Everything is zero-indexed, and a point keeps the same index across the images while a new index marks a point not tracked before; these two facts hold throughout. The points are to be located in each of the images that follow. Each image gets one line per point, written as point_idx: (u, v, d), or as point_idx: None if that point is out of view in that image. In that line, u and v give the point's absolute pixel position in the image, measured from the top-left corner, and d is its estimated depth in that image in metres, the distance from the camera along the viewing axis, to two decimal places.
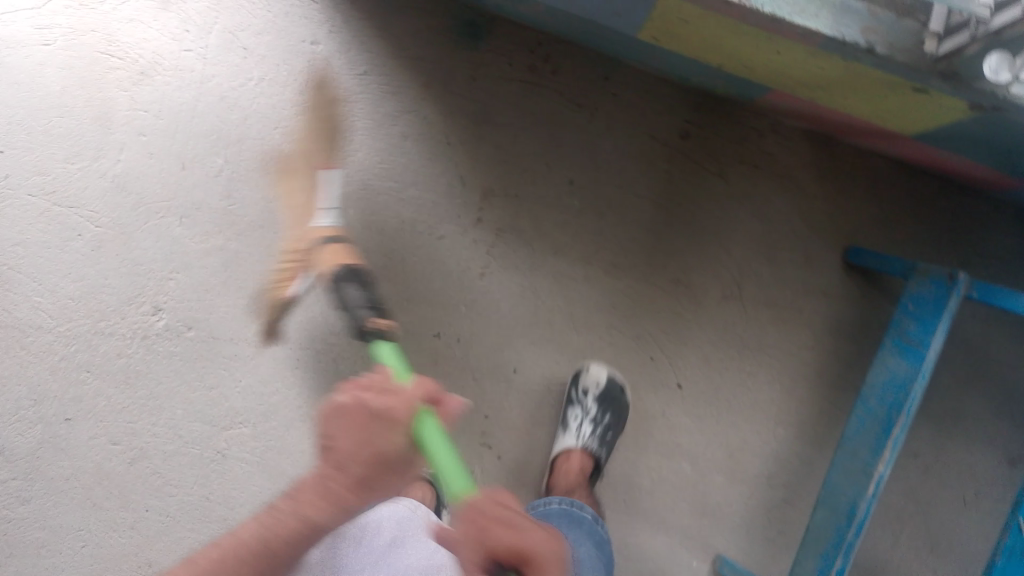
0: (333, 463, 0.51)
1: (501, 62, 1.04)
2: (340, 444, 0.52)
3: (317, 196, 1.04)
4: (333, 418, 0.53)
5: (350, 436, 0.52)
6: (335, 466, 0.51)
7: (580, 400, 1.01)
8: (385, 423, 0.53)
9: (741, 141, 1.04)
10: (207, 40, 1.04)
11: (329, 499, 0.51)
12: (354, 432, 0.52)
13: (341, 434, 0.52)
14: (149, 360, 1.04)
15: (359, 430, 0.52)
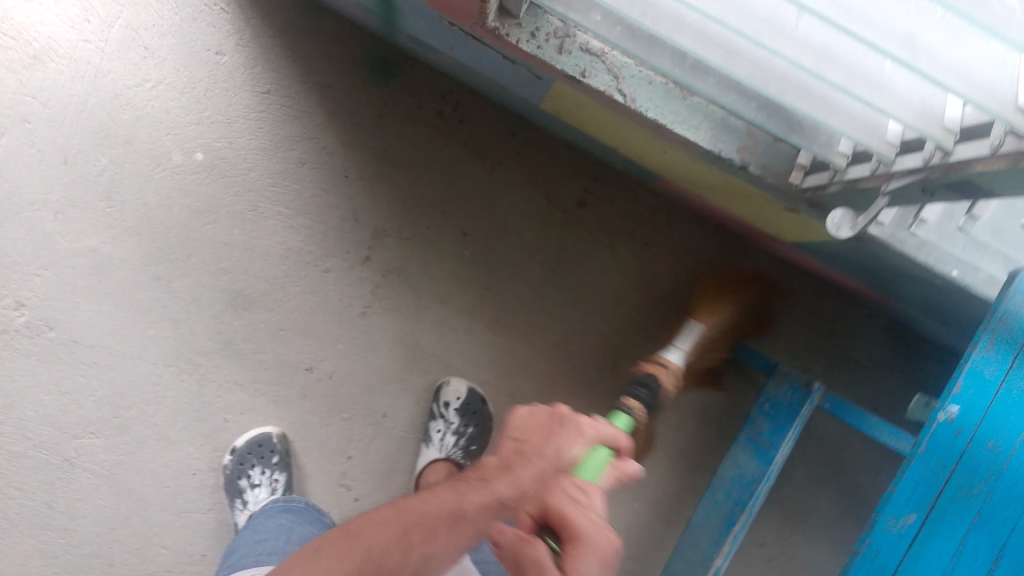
0: (518, 451, 0.59)
1: (410, 102, 1.03)
2: (527, 439, 0.60)
3: (201, 211, 1.00)
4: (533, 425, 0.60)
5: (541, 434, 0.59)
6: (518, 453, 0.59)
7: (444, 414, 1.03)
8: (573, 434, 0.58)
9: (636, 216, 1.06)
10: (108, 33, 0.98)
11: (517, 478, 0.56)
12: (539, 430, 0.60)
13: (533, 428, 0.60)
14: (5, 356, 0.99)
15: (547, 428, 0.60)
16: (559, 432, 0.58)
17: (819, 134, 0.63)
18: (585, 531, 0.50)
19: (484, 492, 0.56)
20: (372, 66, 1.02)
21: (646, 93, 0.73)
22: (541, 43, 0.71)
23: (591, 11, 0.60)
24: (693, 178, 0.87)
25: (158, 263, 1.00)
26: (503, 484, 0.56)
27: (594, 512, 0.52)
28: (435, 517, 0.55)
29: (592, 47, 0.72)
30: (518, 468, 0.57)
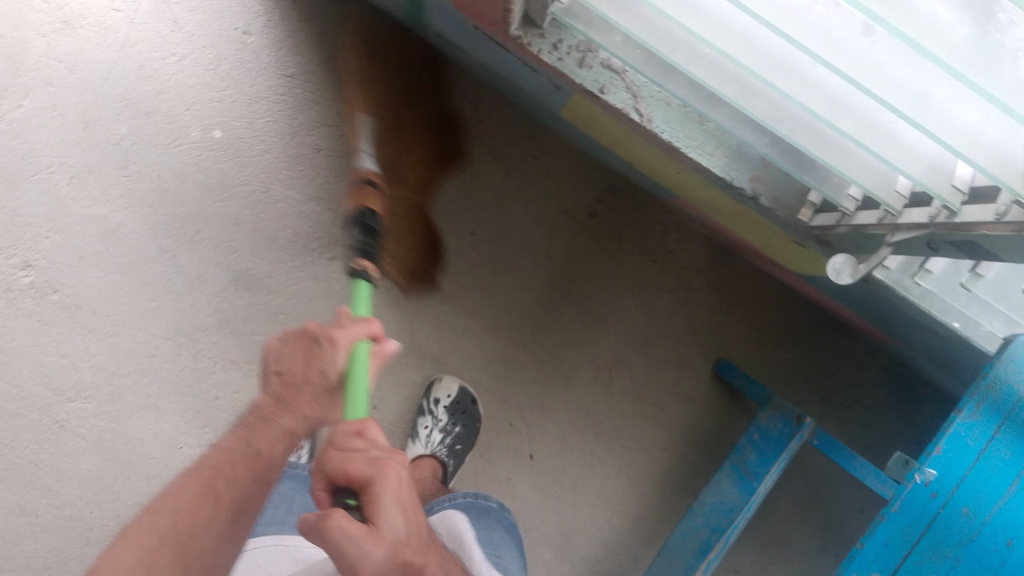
0: (285, 386, 0.63)
1: (431, 98, 1.03)
2: (290, 367, 0.63)
3: (214, 188, 1.01)
4: (291, 347, 0.63)
5: (299, 362, 0.63)
6: (286, 385, 0.63)
7: (432, 410, 1.02)
8: (321, 347, 0.61)
9: (644, 232, 1.06)
10: (139, 5, 0.99)
11: (295, 410, 0.62)
12: (298, 356, 0.63)
13: (291, 356, 0.63)
14: (7, 314, 1.00)
15: (307, 353, 0.62)
16: (316, 353, 0.61)
17: (831, 176, 0.63)
18: (372, 477, 0.48)
19: (273, 431, 0.62)
20: None
21: (661, 114, 0.73)
22: (561, 55, 0.72)
23: (611, 32, 0.61)
24: (705, 200, 0.86)
25: (165, 236, 1.00)
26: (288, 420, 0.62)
27: (374, 452, 0.49)
28: (234, 470, 0.60)
29: (612, 64, 0.72)
30: (290, 404, 0.62)
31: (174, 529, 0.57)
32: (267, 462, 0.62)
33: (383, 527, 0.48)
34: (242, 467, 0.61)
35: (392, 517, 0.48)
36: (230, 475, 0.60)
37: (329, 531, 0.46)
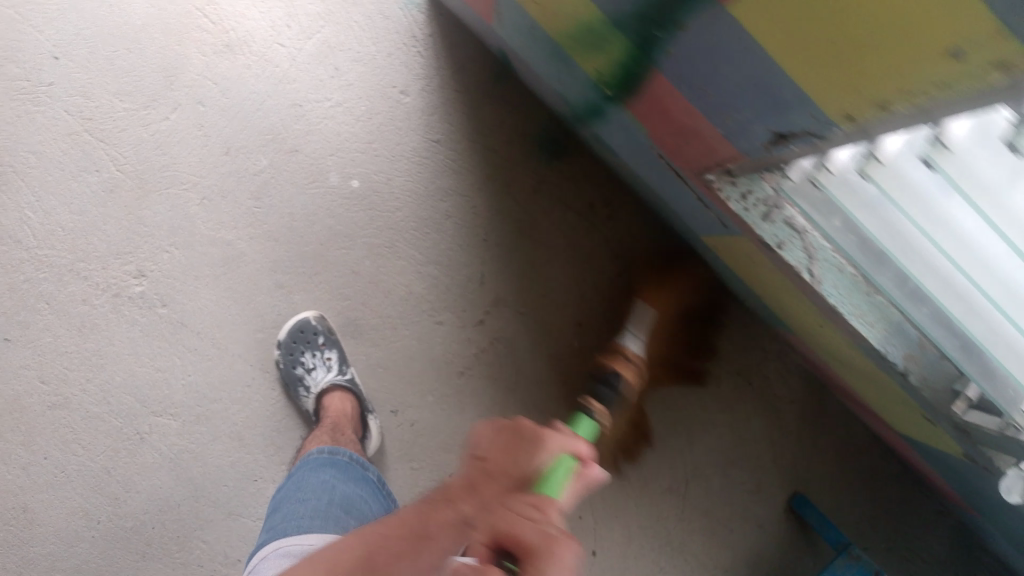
0: (473, 473, 0.53)
1: (567, 187, 1.03)
2: (485, 455, 0.54)
3: (340, 235, 1.01)
4: (494, 436, 0.55)
5: (495, 450, 0.54)
6: (478, 479, 0.53)
7: None
8: (532, 445, 0.53)
9: (746, 354, 1.06)
10: (304, 44, 0.99)
11: (481, 501, 0.51)
12: (506, 451, 0.54)
13: (488, 446, 0.54)
14: (111, 320, 0.99)
15: (511, 449, 0.54)
16: (520, 450, 0.53)
17: (1006, 388, 0.62)
18: (540, 549, 0.44)
19: (435, 520, 0.52)
20: (540, 145, 1.02)
21: (832, 278, 0.72)
22: (748, 205, 0.71)
23: (833, 216, 0.61)
24: (840, 354, 0.85)
25: (285, 272, 1.00)
26: (465, 510, 0.51)
27: (548, 533, 0.45)
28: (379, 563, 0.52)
29: (795, 222, 0.70)
30: (467, 495, 0.52)
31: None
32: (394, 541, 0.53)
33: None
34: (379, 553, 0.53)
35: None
36: (371, 551, 0.53)
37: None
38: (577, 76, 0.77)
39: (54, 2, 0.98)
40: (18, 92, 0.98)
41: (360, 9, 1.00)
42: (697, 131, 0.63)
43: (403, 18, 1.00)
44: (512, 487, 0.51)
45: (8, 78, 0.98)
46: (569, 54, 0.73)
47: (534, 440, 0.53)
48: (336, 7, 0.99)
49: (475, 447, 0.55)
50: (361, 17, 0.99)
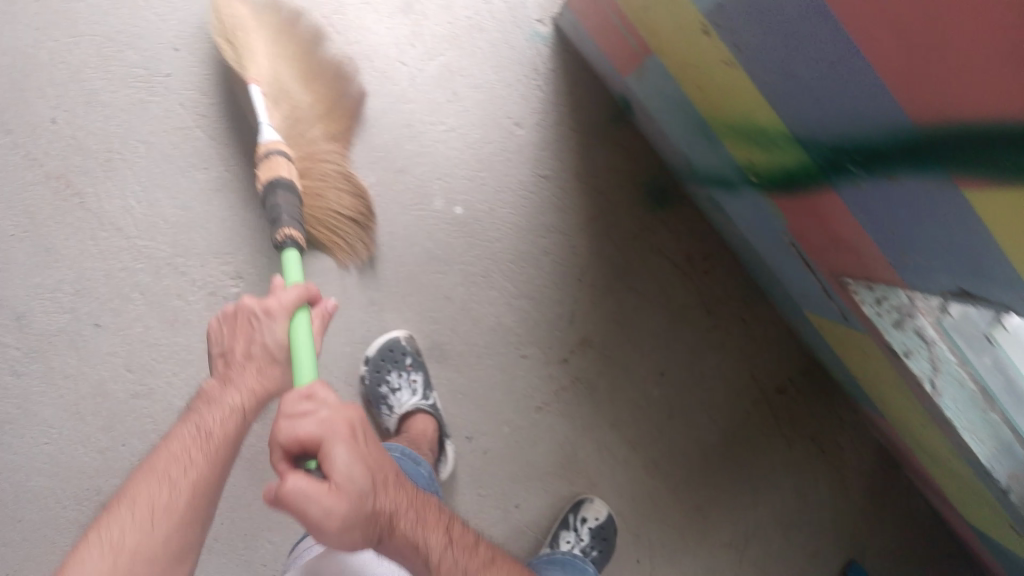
0: (226, 365, 0.72)
1: (667, 237, 1.02)
2: (233, 346, 0.73)
3: (437, 259, 1.00)
4: (231, 325, 0.73)
5: (240, 340, 0.72)
6: (230, 363, 0.72)
7: (575, 525, 0.99)
8: (258, 317, 0.71)
9: (824, 423, 1.05)
10: (426, 66, 0.99)
11: (242, 385, 0.71)
12: (240, 330, 0.72)
13: (235, 340, 0.72)
14: (203, 317, 1.00)
15: (244, 333, 0.72)
16: (254, 328, 0.71)
17: None
18: (322, 436, 0.56)
19: (200, 418, 0.70)
20: (647, 192, 1.02)
21: (952, 392, 0.65)
22: (881, 310, 0.68)
23: (982, 352, 0.60)
24: (944, 461, 0.82)
25: (377, 289, 1.00)
26: (233, 398, 0.70)
27: (322, 414, 0.57)
28: (218, 448, 0.69)
29: (925, 332, 0.64)
30: (239, 378, 0.71)
31: (150, 505, 0.65)
32: (212, 440, 0.69)
33: (339, 472, 0.56)
34: (195, 448, 0.68)
35: (344, 467, 0.56)
36: (204, 446, 0.68)
37: (291, 494, 0.53)
38: (719, 153, 0.75)
39: None
40: (134, 80, 0.98)
41: (485, 36, 0.99)
42: (852, 248, 0.61)
43: (529, 51, 1.00)
44: (272, 359, 0.71)
45: (126, 65, 0.98)
46: (719, 136, 0.71)
47: (262, 316, 0.71)
48: (462, 32, 0.99)
49: (223, 342, 0.73)
50: (486, 46, 0.99)
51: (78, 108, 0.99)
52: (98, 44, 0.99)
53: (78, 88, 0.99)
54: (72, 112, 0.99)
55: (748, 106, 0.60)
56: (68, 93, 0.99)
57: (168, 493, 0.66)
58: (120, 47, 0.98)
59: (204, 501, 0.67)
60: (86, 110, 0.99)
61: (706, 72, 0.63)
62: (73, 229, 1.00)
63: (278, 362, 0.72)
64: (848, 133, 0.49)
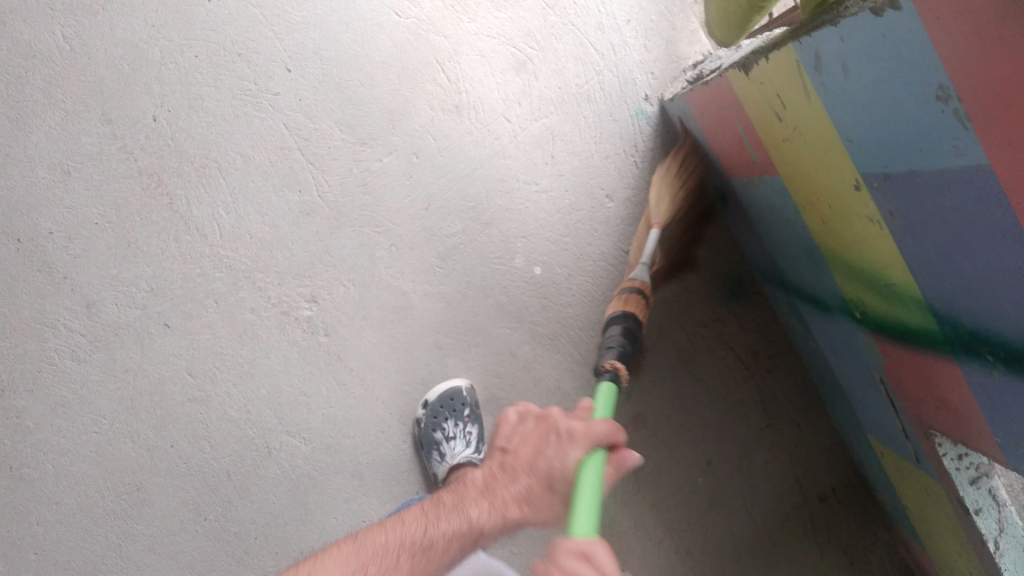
0: (506, 464, 0.67)
1: (735, 330, 1.04)
2: (518, 449, 0.67)
3: (510, 314, 1.01)
4: (529, 431, 0.68)
5: (529, 445, 0.67)
6: (508, 466, 0.67)
7: None
8: (557, 440, 0.64)
9: (862, 538, 1.04)
10: (529, 125, 1.00)
11: (500, 501, 0.65)
12: (534, 442, 0.66)
13: (523, 443, 0.67)
14: (272, 333, 1.02)
15: (538, 440, 0.66)
16: (550, 446, 0.64)
17: None
18: None
19: (461, 513, 0.66)
20: (722, 280, 1.04)
21: (1015, 555, 0.68)
22: (960, 464, 0.69)
23: None
24: None
25: (447, 334, 1.02)
26: (479, 512, 0.66)
27: None
28: (452, 555, 0.65)
29: (998, 494, 0.69)
30: (499, 495, 0.66)
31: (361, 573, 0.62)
32: (464, 532, 0.65)
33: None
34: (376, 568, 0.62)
35: None
36: (412, 548, 0.64)
37: None
38: (821, 277, 0.77)
39: (301, 15, 0.99)
40: (243, 93, 0.99)
41: (590, 105, 1.00)
42: (955, 412, 0.63)
43: (631, 126, 1.00)
44: (548, 491, 0.64)
45: (236, 76, 0.99)
46: (830, 266, 0.72)
47: (565, 440, 0.63)
48: (569, 97, 1.00)
49: (509, 440, 0.69)
50: (590, 115, 1.00)
51: (182, 110, 1.00)
52: (210, 52, 0.99)
53: (184, 91, 0.99)
54: (175, 112, 1.00)
55: (886, 257, 0.60)
56: (175, 94, 0.99)
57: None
58: (232, 58, 0.99)
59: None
60: (188, 113, 0.99)
61: (843, 214, 0.63)
62: (159, 228, 1.01)
63: (556, 488, 0.63)
64: (993, 324, 0.50)
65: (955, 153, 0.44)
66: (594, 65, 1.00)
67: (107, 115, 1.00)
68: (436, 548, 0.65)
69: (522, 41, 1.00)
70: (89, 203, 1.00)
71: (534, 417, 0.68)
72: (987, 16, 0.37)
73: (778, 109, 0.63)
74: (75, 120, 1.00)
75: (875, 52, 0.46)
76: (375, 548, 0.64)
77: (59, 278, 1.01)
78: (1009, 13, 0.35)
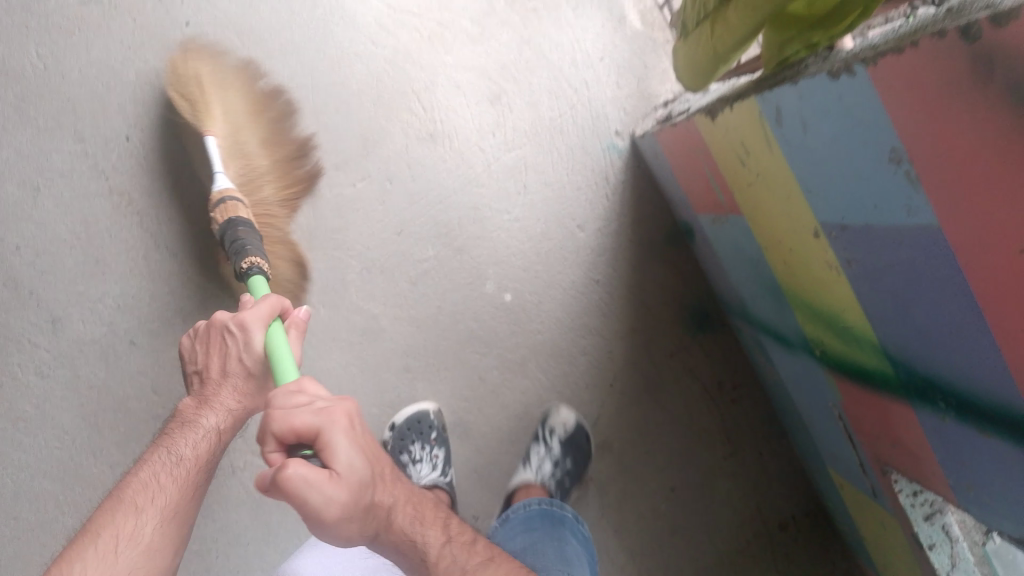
0: (199, 382, 0.73)
1: (701, 359, 1.07)
2: (206, 364, 0.73)
3: (480, 339, 1.03)
4: (207, 345, 0.73)
5: (215, 359, 0.73)
6: (204, 381, 0.73)
7: (546, 441, 1.01)
8: (223, 333, 0.71)
9: (816, 564, 1.08)
10: (503, 155, 1.02)
11: (217, 403, 0.72)
12: (216, 350, 0.73)
13: (209, 354, 0.73)
14: None
15: (221, 349, 0.72)
16: (229, 344, 0.71)
17: None
18: (325, 423, 0.53)
19: (189, 430, 0.71)
20: (689, 313, 1.06)
21: None
22: (914, 501, 0.70)
23: None
24: None
25: (416, 357, 1.03)
26: (206, 416, 0.71)
27: (315, 405, 0.54)
28: (195, 471, 0.69)
29: (951, 530, 0.68)
30: (212, 398, 0.72)
31: (142, 497, 0.65)
32: (197, 454, 0.70)
33: (341, 464, 0.53)
34: (165, 476, 0.67)
35: (346, 457, 0.53)
36: (173, 472, 0.68)
37: (294, 483, 0.49)
38: (783, 315, 0.79)
39: (278, 42, 0.99)
40: None
41: (563, 137, 1.03)
42: (910, 451, 0.65)
43: (602, 160, 1.03)
44: (248, 376, 0.72)
45: None
46: (791, 305, 0.75)
47: (235, 331, 0.70)
48: (543, 130, 1.02)
49: (195, 359, 0.74)
50: (563, 148, 1.03)
51: (156, 129, 0.99)
52: None
53: (159, 110, 0.99)
54: (149, 131, 0.99)
55: (841, 301, 0.62)
56: (150, 114, 0.99)
57: (140, 518, 0.64)
58: None
59: (177, 520, 0.66)
60: (163, 133, 0.99)
61: (801, 257, 0.65)
62: (128, 246, 1.00)
63: (250, 373, 0.72)
64: (946, 372, 0.53)
65: (908, 213, 0.46)
66: (568, 98, 1.02)
67: (80, 132, 0.99)
68: (191, 462, 0.69)
69: (497, 73, 1.02)
70: (57, 220, 0.99)
71: (201, 333, 0.74)
72: (930, 85, 0.38)
73: (740, 154, 0.66)
74: (46, 135, 0.98)
75: (832, 114, 0.48)
76: (137, 490, 0.66)
77: (26, 293, 0.99)
78: (954, 94, 0.37)
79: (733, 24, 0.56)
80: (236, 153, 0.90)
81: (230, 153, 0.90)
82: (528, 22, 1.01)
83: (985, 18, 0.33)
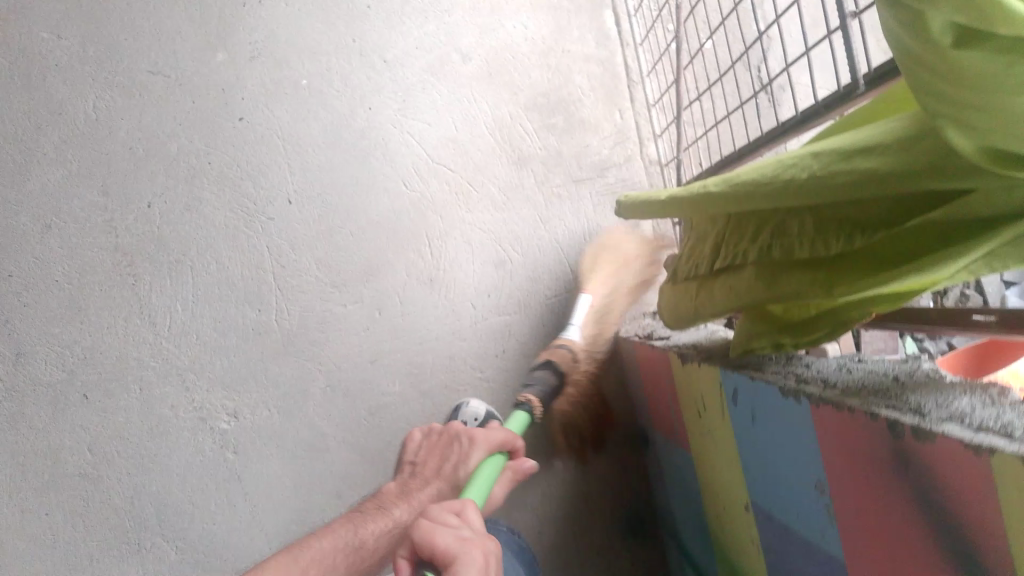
0: (412, 472, 0.83)
1: (626, 563, 1.08)
2: (425, 462, 0.83)
3: None
4: (430, 445, 0.85)
5: (433, 457, 0.83)
6: (416, 475, 0.83)
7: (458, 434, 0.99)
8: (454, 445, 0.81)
9: None
10: (492, 318, 1.06)
11: (415, 500, 0.79)
12: (437, 452, 0.83)
13: (431, 455, 0.83)
14: (181, 434, 1.03)
15: (442, 449, 0.83)
16: (452, 451, 0.81)
17: None
18: (452, 548, 0.51)
19: (382, 517, 0.77)
20: (625, 517, 1.07)
21: None
22: None
23: None
24: None
25: (350, 487, 1.04)
26: (399, 509, 0.78)
27: (464, 533, 0.53)
28: (367, 559, 0.73)
29: None
30: (413, 496, 0.80)
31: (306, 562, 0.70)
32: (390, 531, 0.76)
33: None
34: (339, 549, 0.73)
35: None
36: (347, 552, 0.73)
37: None
38: (704, 554, 0.82)
39: (317, 158, 1.05)
40: (240, 208, 1.04)
41: (553, 317, 1.06)
42: None
43: None
44: (452, 480, 0.79)
45: (240, 193, 1.04)
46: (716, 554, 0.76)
47: (465, 447, 0.79)
48: (535, 305, 1.06)
49: (415, 456, 0.85)
50: (549, 327, 1.06)
51: (177, 206, 1.03)
52: (224, 163, 1.04)
53: (189, 189, 1.03)
54: (170, 205, 1.03)
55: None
56: (177, 191, 1.03)
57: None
58: (241, 175, 1.04)
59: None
60: (182, 211, 1.03)
61: (733, 523, 0.67)
62: (114, 304, 1.02)
63: (455, 476, 0.78)
64: None
65: (822, 537, 0.48)
66: (567, 283, 1.07)
67: (105, 186, 1.03)
68: (363, 544, 0.74)
69: (509, 243, 1.06)
70: (53, 260, 1.02)
71: (432, 433, 0.86)
72: (859, 449, 0.40)
73: (698, 408, 0.69)
74: (74, 180, 1.02)
75: (776, 417, 0.51)
76: (315, 561, 0.71)
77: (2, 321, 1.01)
78: (880, 475, 0.38)
79: (715, 297, 0.61)
80: (599, 315, 1.03)
81: (590, 318, 1.02)
82: (549, 205, 1.07)
83: (909, 423, 0.35)
